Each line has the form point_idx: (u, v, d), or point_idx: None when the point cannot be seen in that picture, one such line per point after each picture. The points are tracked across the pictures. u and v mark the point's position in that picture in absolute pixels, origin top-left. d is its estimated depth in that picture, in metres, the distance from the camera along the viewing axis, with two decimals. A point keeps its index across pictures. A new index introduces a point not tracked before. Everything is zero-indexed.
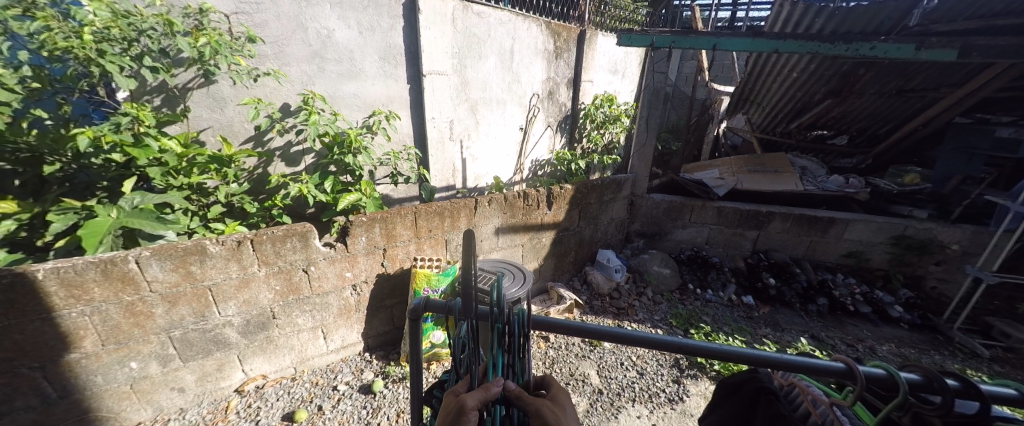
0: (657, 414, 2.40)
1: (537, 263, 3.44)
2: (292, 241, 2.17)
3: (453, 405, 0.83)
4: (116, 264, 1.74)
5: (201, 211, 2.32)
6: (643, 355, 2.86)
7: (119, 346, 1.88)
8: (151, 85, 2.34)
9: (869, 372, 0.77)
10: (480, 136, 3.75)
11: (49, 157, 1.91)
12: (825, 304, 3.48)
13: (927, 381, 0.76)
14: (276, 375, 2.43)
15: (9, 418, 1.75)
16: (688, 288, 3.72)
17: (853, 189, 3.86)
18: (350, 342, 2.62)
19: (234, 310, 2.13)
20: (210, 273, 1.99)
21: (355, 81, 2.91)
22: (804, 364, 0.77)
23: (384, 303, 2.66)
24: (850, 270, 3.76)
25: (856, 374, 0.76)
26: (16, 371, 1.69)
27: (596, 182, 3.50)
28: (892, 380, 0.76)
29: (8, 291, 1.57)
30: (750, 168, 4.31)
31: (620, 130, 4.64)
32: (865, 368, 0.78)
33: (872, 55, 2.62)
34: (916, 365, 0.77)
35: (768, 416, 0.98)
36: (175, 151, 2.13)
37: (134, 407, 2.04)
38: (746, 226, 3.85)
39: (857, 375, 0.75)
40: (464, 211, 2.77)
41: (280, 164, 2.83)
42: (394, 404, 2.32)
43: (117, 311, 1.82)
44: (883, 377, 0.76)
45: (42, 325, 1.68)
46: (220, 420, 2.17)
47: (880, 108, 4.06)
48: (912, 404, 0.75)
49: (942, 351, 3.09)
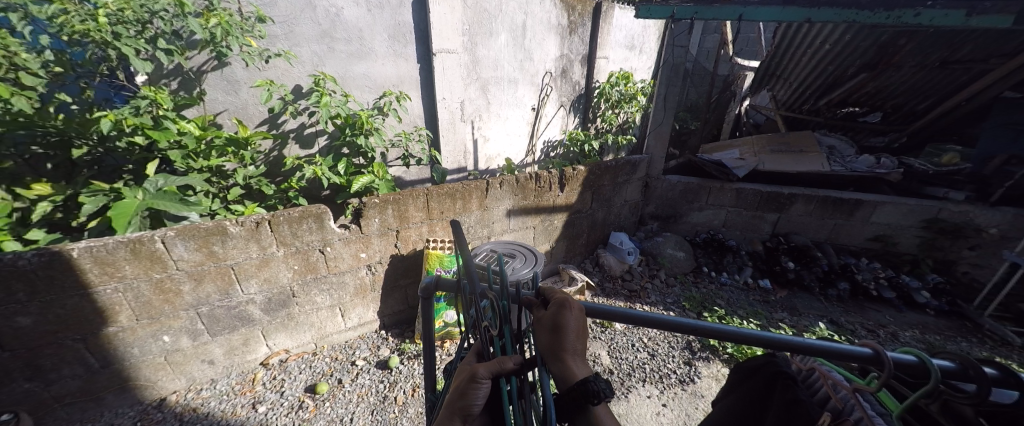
0: (667, 394, 2.43)
1: (549, 245, 3.46)
2: (308, 222, 2.21)
3: (467, 371, 0.87)
4: (144, 243, 1.82)
5: (222, 193, 2.38)
6: (655, 336, 2.87)
7: (152, 321, 1.99)
8: (168, 68, 2.39)
9: (898, 359, 0.75)
10: (491, 118, 3.73)
11: (77, 140, 1.97)
12: (846, 289, 3.40)
13: (961, 368, 0.74)
14: (298, 350, 2.54)
15: (59, 384, 1.90)
16: (702, 271, 3.71)
17: (884, 170, 3.70)
18: (368, 320, 2.72)
19: (257, 288, 2.21)
20: (232, 253, 2.06)
21: (365, 61, 2.89)
22: (831, 349, 0.76)
23: (399, 282, 2.72)
24: (875, 254, 3.66)
25: (883, 360, 0.74)
26: (61, 342, 1.82)
27: (611, 163, 3.43)
28: (923, 367, 0.75)
29: (47, 268, 1.66)
30: (773, 148, 4.17)
31: (635, 109, 4.58)
32: (895, 354, 0.76)
33: (916, 23, 2.41)
34: (952, 353, 0.75)
35: (784, 401, 0.98)
36: (193, 133, 2.19)
37: (169, 377, 2.17)
38: (766, 208, 3.76)
39: (885, 361, 0.74)
40: (476, 193, 2.77)
41: (295, 147, 2.89)
42: (410, 379, 2.40)
43: (147, 288, 1.91)
44: (915, 364, 0.75)
45: (80, 300, 1.78)
46: (248, 390, 2.29)
47: (917, 82, 3.84)
48: (941, 392, 0.74)
49: (968, 338, 3.01)
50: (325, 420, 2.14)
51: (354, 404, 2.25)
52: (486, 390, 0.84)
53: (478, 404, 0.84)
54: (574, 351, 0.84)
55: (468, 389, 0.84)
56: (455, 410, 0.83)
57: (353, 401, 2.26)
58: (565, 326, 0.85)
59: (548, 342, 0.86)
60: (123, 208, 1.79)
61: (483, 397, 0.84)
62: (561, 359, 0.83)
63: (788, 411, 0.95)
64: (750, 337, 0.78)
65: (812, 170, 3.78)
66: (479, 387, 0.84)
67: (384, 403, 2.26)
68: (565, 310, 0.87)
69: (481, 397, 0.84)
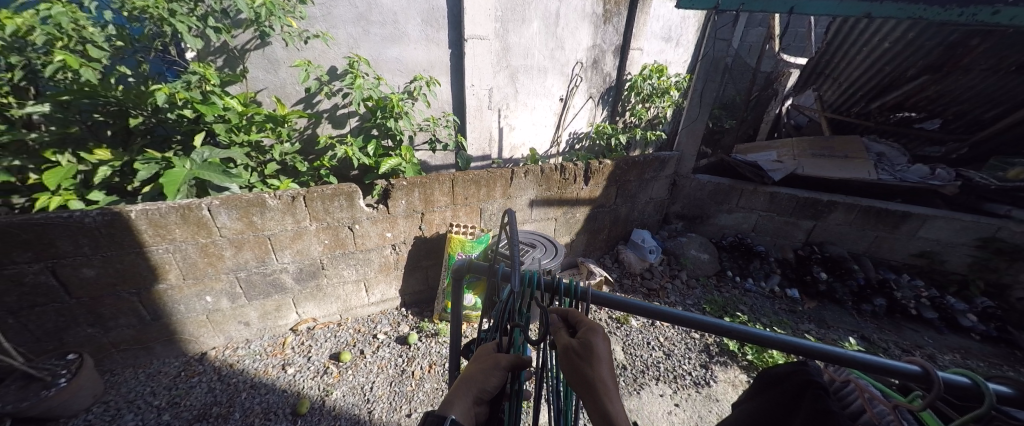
0: (680, 394, 2.42)
1: (569, 238, 3.45)
2: (340, 200, 2.29)
3: (489, 360, 0.97)
4: (193, 210, 1.95)
5: (260, 167, 2.51)
6: (672, 337, 2.84)
7: (196, 281, 2.15)
8: (215, 46, 2.54)
9: (950, 380, 0.74)
10: (518, 107, 3.74)
11: (133, 110, 2.12)
12: (882, 305, 3.23)
13: (1021, 396, 0.71)
14: (325, 319, 2.68)
15: (116, 332, 2.10)
16: (726, 275, 3.62)
17: (939, 182, 3.45)
18: (390, 297, 2.82)
19: (290, 258, 2.34)
20: (270, 224, 2.17)
21: (398, 45, 2.95)
22: (873, 363, 0.78)
23: (420, 263, 2.80)
24: (917, 271, 3.46)
25: (931, 378, 0.74)
26: (119, 294, 2.00)
27: (638, 158, 3.36)
28: (976, 390, 0.73)
29: (110, 226, 1.82)
30: (815, 152, 3.94)
31: (667, 104, 4.43)
32: (946, 375, 0.75)
33: (993, 22, 2.18)
34: (1010, 378, 0.73)
35: (813, 410, 0.93)
36: (236, 109, 2.31)
37: (209, 334, 2.35)
38: (801, 215, 3.60)
39: (933, 380, 0.74)
40: (500, 182, 2.79)
41: (328, 126, 3.01)
42: (427, 356, 2.49)
43: (194, 250, 2.05)
44: (968, 386, 0.74)
45: (136, 257, 1.94)
46: (279, 352, 2.44)
47: (987, 87, 3.53)
48: (994, 417, 0.70)
49: (1017, 367, 2.80)
50: (347, 387, 2.26)
51: (374, 374, 2.36)
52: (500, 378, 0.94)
53: (491, 390, 0.93)
54: (612, 390, 0.87)
55: (488, 374, 0.94)
56: (472, 391, 0.90)
57: (373, 372, 2.37)
58: (597, 353, 0.90)
59: (580, 371, 0.89)
60: (173, 176, 1.94)
61: (497, 386, 0.93)
62: (596, 393, 0.87)
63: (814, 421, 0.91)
64: (785, 344, 0.81)
65: (856, 176, 3.57)
66: (495, 375, 0.94)
67: (402, 376, 2.35)
68: (594, 335, 0.93)
69: (495, 383, 0.93)
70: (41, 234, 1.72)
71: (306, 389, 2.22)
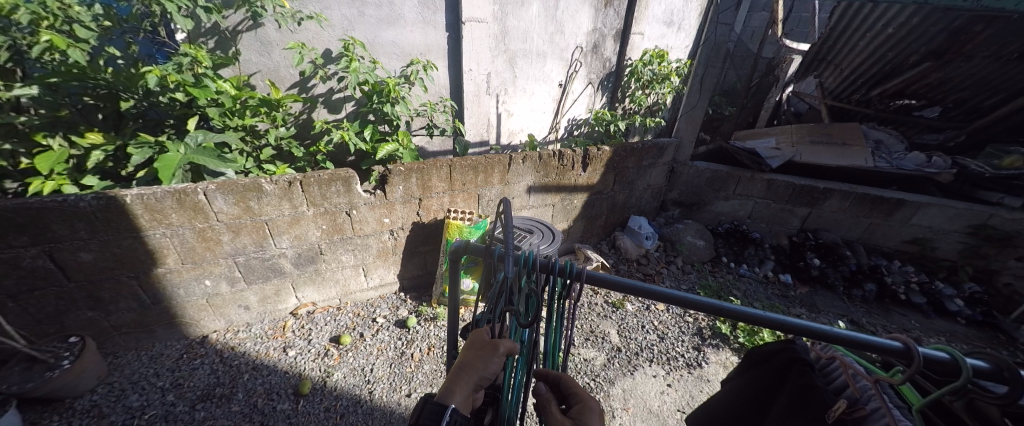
0: (673, 375, 2.47)
1: (566, 225, 3.47)
2: (336, 185, 2.28)
3: (488, 343, 1.00)
4: (188, 194, 1.93)
5: (255, 153, 2.48)
6: (666, 320, 2.89)
7: (195, 266, 2.15)
8: (206, 27, 2.48)
9: (929, 355, 0.76)
10: (517, 93, 3.70)
11: (124, 94, 2.08)
12: (873, 290, 3.29)
13: (998, 370, 0.73)
14: (324, 303, 2.70)
15: (117, 315, 2.12)
16: (721, 261, 3.65)
17: (935, 170, 3.46)
18: (388, 281, 2.84)
19: (288, 243, 2.34)
20: (267, 209, 2.17)
21: (394, 27, 2.89)
22: (859, 340, 0.79)
23: (418, 249, 2.81)
24: (909, 257, 3.52)
25: (912, 354, 0.76)
26: (118, 278, 2.00)
27: (637, 145, 3.34)
28: (955, 365, 0.75)
29: (105, 210, 1.81)
30: (813, 139, 3.94)
31: (668, 90, 4.37)
32: (926, 350, 0.77)
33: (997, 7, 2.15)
34: (988, 353, 0.75)
35: (799, 386, 0.97)
36: (230, 92, 2.27)
37: (210, 317, 2.37)
38: (798, 202, 3.62)
39: (915, 356, 0.76)
40: (498, 168, 2.78)
41: (324, 111, 2.98)
42: (427, 339, 2.52)
43: (191, 235, 2.05)
44: (947, 361, 0.76)
45: (133, 242, 1.94)
46: (279, 335, 2.47)
47: (989, 74, 3.51)
48: (971, 391, 0.73)
49: (1001, 350, 2.87)
50: (347, 369, 2.30)
51: (374, 356, 2.39)
52: (499, 363, 0.98)
53: (489, 378, 0.97)
54: None
55: (485, 360, 0.97)
56: (471, 380, 0.95)
57: (373, 354, 2.40)
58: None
59: None
60: (168, 161, 1.92)
61: (495, 373, 0.97)
62: None
63: (800, 396, 0.95)
64: (770, 321, 0.84)
65: (852, 164, 3.58)
66: (494, 362, 0.97)
67: (402, 358, 2.39)
68: (586, 412, 0.97)
69: (494, 368, 0.97)
70: (36, 218, 1.71)
71: (307, 370, 2.26)
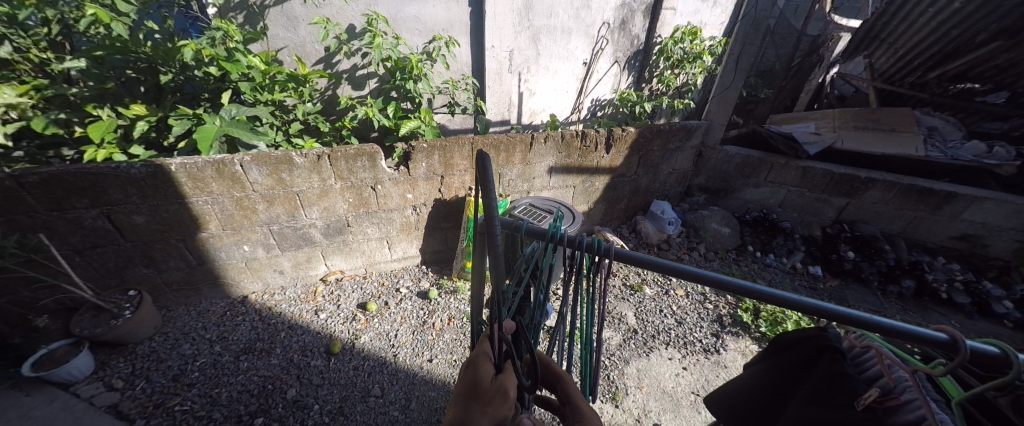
0: (689, 359, 2.49)
1: (587, 207, 3.46)
2: (362, 160, 2.34)
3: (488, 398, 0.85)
4: (227, 165, 2.04)
5: (284, 127, 2.57)
6: (684, 305, 2.88)
7: (234, 232, 2.29)
8: (236, 2, 2.55)
9: (978, 348, 0.75)
10: (540, 71, 3.63)
11: (162, 67, 2.18)
12: (910, 287, 3.14)
13: None
14: (351, 272, 2.83)
15: (167, 274, 2.30)
16: (746, 249, 3.58)
17: (994, 161, 3.22)
18: (411, 255, 2.94)
19: (317, 214, 2.44)
20: (298, 181, 2.26)
21: (417, 2, 2.87)
22: (902, 331, 0.77)
23: (440, 225, 2.88)
24: (956, 255, 3.34)
25: (958, 347, 0.74)
26: (167, 240, 2.16)
27: (664, 127, 3.24)
28: (1006, 359, 0.74)
29: (153, 177, 1.93)
30: (858, 124, 3.72)
31: (699, 70, 4.17)
32: (975, 344, 0.76)
33: None
34: None
35: (828, 372, 0.97)
36: (260, 67, 2.34)
37: (248, 280, 2.54)
38: (835, 192, 3.47)
39: (961, 349, 0.74)
40: (520, 147, 2.78)
41: (348, 87, 3.02)
42: (447, 310, 2.62)
43: (230, 203, 2.17)
44: (996, 355, 0.74)
45: (179, 207, 2.07)
46: (311, 299, 2.62)
47: None
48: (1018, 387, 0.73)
49: None
50: (374, 333, 2.42)
51: (398, 323, 2.51)
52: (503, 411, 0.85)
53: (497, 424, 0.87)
54: None
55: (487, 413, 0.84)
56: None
57: (397, 321, 2.52)
58: None
59: None
60: (205, 133, 2.02)
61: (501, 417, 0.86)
62: None
63: (829, 383, 0.96)
64: (811, 308, 0.82)
65: (901, 153, 3.38)
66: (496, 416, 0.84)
67: (424, 326, 2.50)
68: None
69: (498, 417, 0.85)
70: (94, 183, 1.85)
71: (336, 332, 2.40)
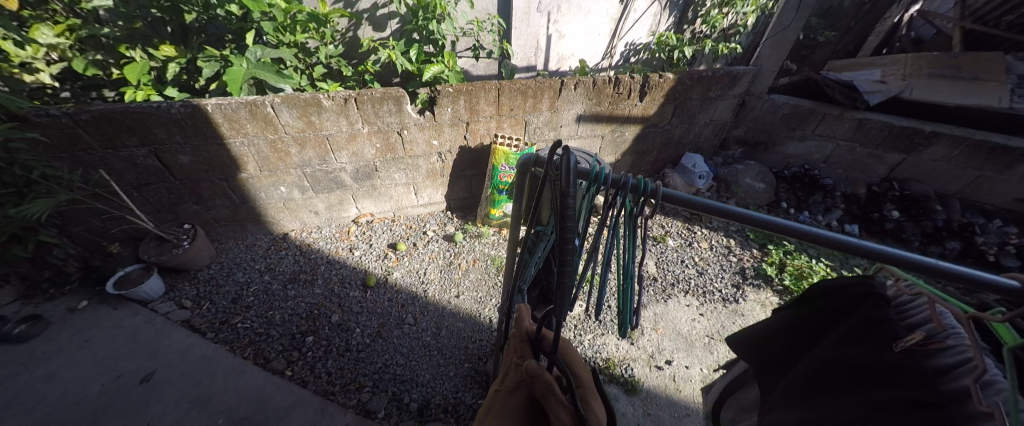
0: (706, 306, 2.53)
1: (614, 158, 3.37)
2: (388, 104, 2.32)
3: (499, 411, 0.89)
4: (259, 106, 2.07)
5: (309, 70, 2.55)
6: (707, 257, 2.88)
7: (271, 173, 2.40)
8: None
9: None
10: (571, 10, 3.36)
11: (186, 6, 2.14)
12: (955, 249, 2.99)
13: None
14: (380, 215, 2.95)
15: (215, 211, 2.47)
16: (780, 206, 3.45)
17: None
18: (436, 201, 3.02)
19: (347, 158, 2.50)
20: (327, 124, 2.29)
21: None
22: (970, 277, 0.74)
23: (465, 172, 2.89)
24: (1017, 218, 3.10)
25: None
26: (211, 179, 2.30)
27: (706, 73, 2.99)
28: None
29: (192, 118, 2.00)
30: (932, 72, 3.30)
31: (751, 8, 3.74)
32: None
33: None
34: None
35: (864, 317, 0.85)
36: (282, 6, 2.27)
37: (287, 219, 2.70)
38: (891, 148, 3.19)
39: None
40: (548, 93, 2.66)
41: (369, 28, 2.92)
42: (471, 253, 2.73)
43: (265, 145, 2.25)
44: None
45: (219, 148, 2.17)
46: (345, 238, 2.78)
47: None
48: None
49: None
50: (405, 270, 2.57)
51: (426, 263, 2.64)
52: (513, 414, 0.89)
53: None
54: None
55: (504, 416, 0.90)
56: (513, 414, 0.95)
57: (426, 260, 2.66)
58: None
59: None
60: (234, 75, 2.05)
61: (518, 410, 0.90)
62: None
63: (864, 328, 0.84)
64: (869, 252, 0.81)
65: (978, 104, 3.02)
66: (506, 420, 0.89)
67: (451, 266, 2.63)
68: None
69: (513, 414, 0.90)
70: (140, 122, 1.94)
71: (371, 267, 2.57)
